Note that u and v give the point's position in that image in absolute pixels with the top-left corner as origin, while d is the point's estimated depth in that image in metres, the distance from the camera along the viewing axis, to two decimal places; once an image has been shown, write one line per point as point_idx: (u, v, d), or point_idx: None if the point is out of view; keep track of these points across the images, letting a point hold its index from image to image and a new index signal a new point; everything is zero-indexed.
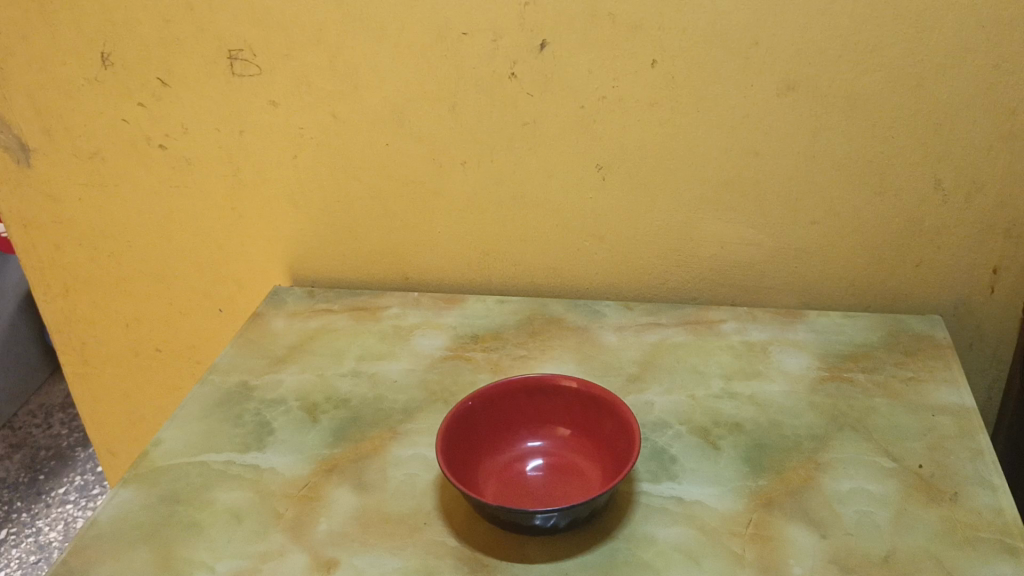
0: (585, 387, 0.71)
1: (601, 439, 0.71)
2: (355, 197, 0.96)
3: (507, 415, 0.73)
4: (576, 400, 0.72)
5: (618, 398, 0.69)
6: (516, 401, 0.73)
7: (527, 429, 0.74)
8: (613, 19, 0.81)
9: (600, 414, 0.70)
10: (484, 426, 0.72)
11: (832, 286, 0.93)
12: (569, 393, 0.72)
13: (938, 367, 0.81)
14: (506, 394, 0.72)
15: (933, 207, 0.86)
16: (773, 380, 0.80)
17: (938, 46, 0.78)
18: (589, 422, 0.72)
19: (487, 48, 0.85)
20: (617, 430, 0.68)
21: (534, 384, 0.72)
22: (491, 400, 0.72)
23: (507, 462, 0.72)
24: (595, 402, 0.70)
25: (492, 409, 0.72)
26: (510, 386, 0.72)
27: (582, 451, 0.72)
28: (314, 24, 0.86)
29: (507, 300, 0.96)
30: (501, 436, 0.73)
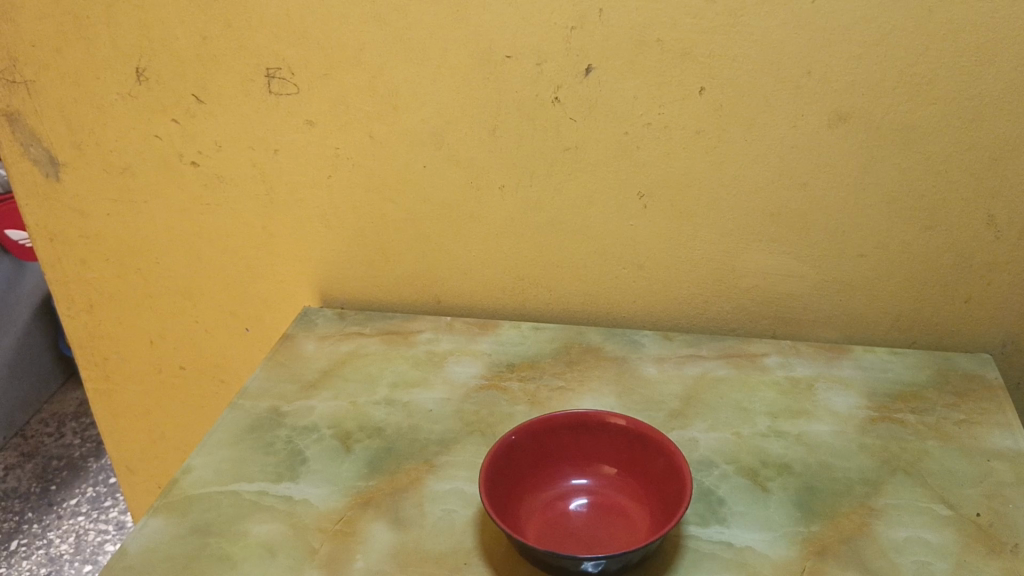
0: (633, 425, 0.69)
1: (648, 479, 0.69)
2: (389, 218, 0.95)
3: (551, 451, 0.71)
4: (623, 438, 0.70)
5: (668, 437, 0.67)
6: (560, 437, 0.71)
7: (571, 466, 0.72)
8: (661, 46, 0.79)
9: (648, 454, 0.68)
10: (528, 463, 0.70)
11: (876, 321, 0.91)
12: (617, 430, 0.70)
13: (991, 409, 0.78)
14: (551, 430, 0.70)
15: (984, 243, 0.84)
16: (821, 420, 0.78)
17: (996, 81, 0.76)
18: (636, 461, 0.70)
19: (531, 73, 0.83)
20: (666, 471, 0.66)
21: (581, 420, 0.70)
22: (536, 434, 0.70)
23: (550, 499, 0.70)
24: (644, 441, 0.68)
25: (536, 445, 0.70)
26: (555, 421, 0.70)
27: (628, 492, 0.70)
28: (354, 44, 0.84)
29: (542, 328, 0.94)
30: (544, 472, 0.71)
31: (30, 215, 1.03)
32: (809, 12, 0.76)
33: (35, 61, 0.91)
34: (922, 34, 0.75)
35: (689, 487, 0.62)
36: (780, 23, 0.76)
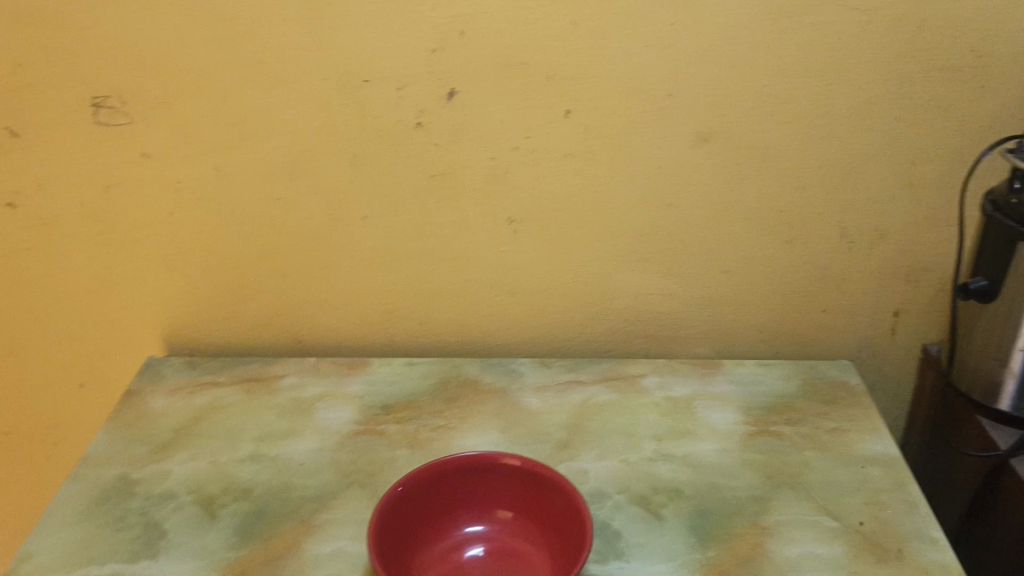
0: (527, 464, 0.66)
1: (546, 520, 0.66)
2: (243, 254, 0.88)
3: (443, 498, 0.67)
4: (517, 478, 0.67)
5: (564, 476, 0.64)
6: (451, 483, 0.67)
7: (464, 512, 0.68)
8: (525, 69, 0.77)
9: (544, 493, 0.66)
10: (420, 514, 0.66)
11: (743, 334, 0.93)
12: (511, 471, 0.67)
13: (859, 416, 0.81)
14: (441, 476, 0.66)
15: (840, 255, 0.88)
16: (704, 439, 0.78)
17: (845, 100, 0.79)
18: (530, 502, 0.67)
19: (392, 98, 0.79)
20: (564, 512, 0.64)
21: (472, 463, 0.67)
22: (426, 482, 0.65)
23: (444, 551, 0.66)
24: (539, 481, 0.66)
25: (427, 494, 0.66)
26: (445, 467, 0.66)
27: (525, 534, 0.67)
28: (195, 70, 0.78)
29: (415, 363, 0.90)
30: (437, 523, 0.67)
31: None
32: (670, 34, 0.76)
33: None
34: (777, 55, 0.76)
35: (589, 530, 0.59)
36: (641, 46, 0.76)
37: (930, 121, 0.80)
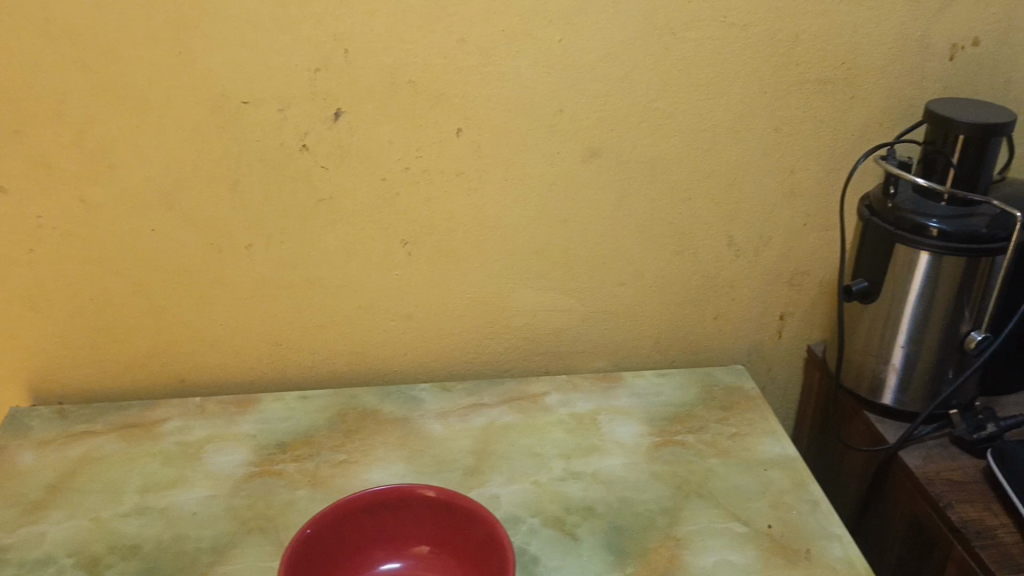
0: (442, 494, 0.64)
1: (465, 551, 0.64)
2: (114, 291, 0.83)
3: (356, 538, 0.64)
4: (431, 509, 0.65)
5: (480, 503, 0.62)
6: (363, 520, 0.64)
7: (379, 550, 0.65)
8: (413, 87, 0.75)
9: (461, 523, 0.64)
10: (332, 556, 0.62)
11: (639, 346, 0.94)
12: (425, 502, 0.65)
13: (756, 419, 0.83)
14: (353, 514, 0.63)
15: (728, 263, 0.90)
16: (611, 453, 0.78)
17: (728, 113, 0.81)
18: (447, 533, 0.65)
19: (273, 119, 0.75)
20: (483, 541, 0.62)
21: (384, 498, 0.64)
22: (337, 522, 0.62)
23: None
24: (455, 511, 0.64)
25: (338, 535, 0.63)
26: (356, 505, 0.63)
27: (444, 568, 0.65)
28: (52, 95, 0.72)
29: (310, 396, 0.86)
30: (351, 565, 0.64)
31: None
32: (556, 51, 0.75)
33: None
34: (662, 70, 0.78)
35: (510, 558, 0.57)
36: (529, 62, 0.76)
37: (806, 131, 0.83)
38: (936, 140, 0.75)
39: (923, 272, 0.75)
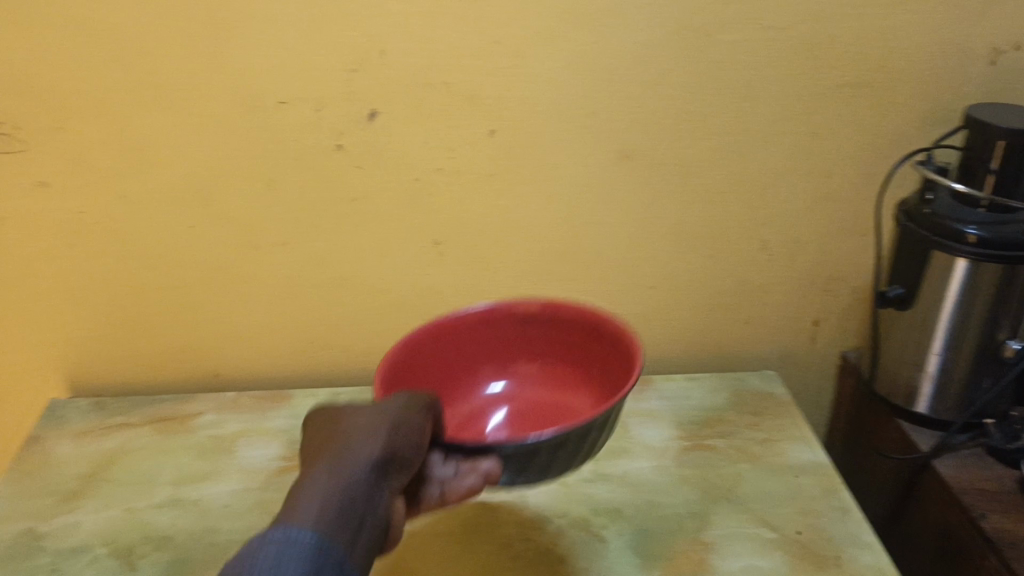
0: (545, 308, 0.72)
1: (573, 358, 0.73)
2: (151, 286, 0.84)
3: (464, 355, 0.73)
4: (530, 324, 0.73)
5: (585, 314, 0.70)
6: (472, 337, 0.73)
7: (489, 365, 0.75)
8: (448, 88, 0.76)
9: (561, 322, 0.72)
10: (443, 374, 0.72)
11: (669, 349, 0.94)
12: (525, 318, 0.73)
13: (787, 425, 0.82)
14: (459, 332, 0.72)
15: (760, 268, 0.89)
16: (640, 456, 0.78)
17: (762, 116, 0.80)
18: (549, 339, 0.74)
19: (309, 119, 0.76)
20: (594, 337, 0.71)
21: (487, 320, 0.72)
22: (444, 341, 0.71)
23: (477, 405, 0.73)
24: (558, 313, 0.72)
25: (448, 356, 0.72)
26: (461, 323, 0.71)
27: (552, 380, 0.75)
28: (94, 93, 0.73)
29: (341, 394, 0.87)
30: (462, 382, 0.73)
31: None
32: (590, 53, 0.75)
33: None
34: (696, 72, 0.77)
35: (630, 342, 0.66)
36: (563, 64, 0.76)
37: (842, 135, 0.82)
38: (972, 147, 0.74)
39: (960, 280, 0.74)
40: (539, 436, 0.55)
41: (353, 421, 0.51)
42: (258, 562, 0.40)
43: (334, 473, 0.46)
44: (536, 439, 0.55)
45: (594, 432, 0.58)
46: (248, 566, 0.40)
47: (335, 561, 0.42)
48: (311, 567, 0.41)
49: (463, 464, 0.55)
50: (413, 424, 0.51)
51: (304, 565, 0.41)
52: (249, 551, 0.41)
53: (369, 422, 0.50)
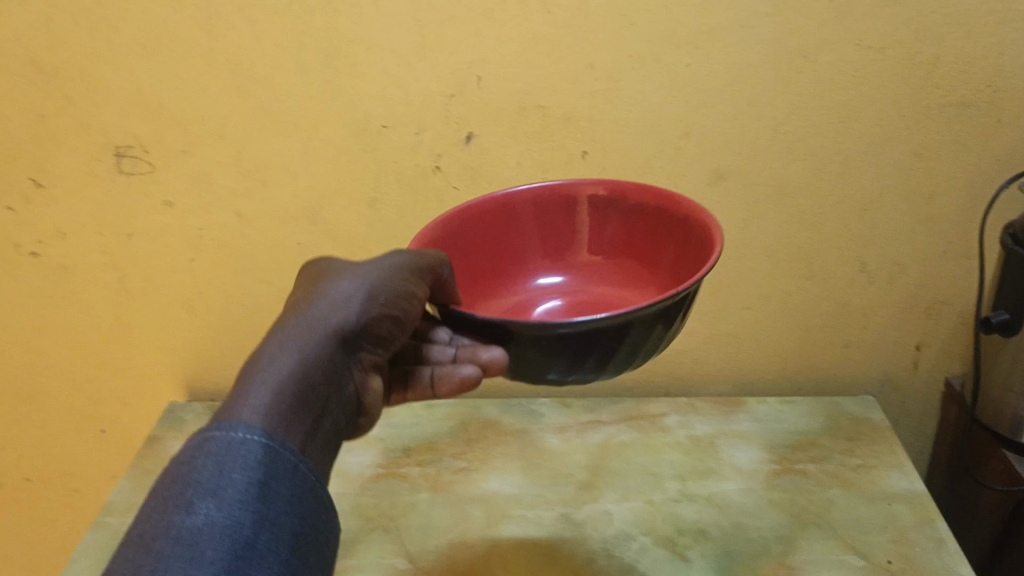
0: (613, 187, 0.64)
1: (640, 253, 0.65)
2: (263, 298, 0.90)
3: (517, 235, 0.66)
4: (594, 208, 0.66)
5: (660, 199, 0.63)
6: (526, 218, 0.66)
7: (544, 254, 0.67)
8: (542, 111, 0.78)
9: (630, 209, 0.65)
10: (492, 254, 0.65)
11: (762, 370, 0.94)
12: (589, 204, 0.66)
13: (883, 452, 0.80)
14: (513, 208, 0.65)
15: (859, 289, 0.88)
16: (728, 478, 0.78)
17: (860, 136, 0.79)
18: (617, 227, 0.66)
19: (410, 142, 0.80)
20: (668, 225, 0.63)
21: (546, 201, 0.65)
22: (494, 215, 0.65)
23: (522, 296, 0.66)
24: (628, 199, 0.64)
25: (499, 236, 0.65)
26: (515, 198, 0.65)
27: (613, 280, 0.67)
28: (215, 118, 0.79)
29: (436, 405, 0.90)
30: (511, 266, 0.66)
31: None
32: (683, 75, 0.76)
33: None
34: (792, 93, 0.77)
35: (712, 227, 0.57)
36: (656, 87, 0.77)
37: (946, 156, 0.80)
38: None
39: None
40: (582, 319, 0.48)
41: (319, 295, 0.52)
42: (202, 469, 0.41)
43: (293, 354, 0.47)
44: (576, 324, 0.48)
45: (651, 323, 0.51)
46: (188, 475, 0.41)
47: (280, 464, 0.43)
48: (258, 472, 0.42)
49: (461, 351, 0.54)
50: (391, 295, 0.51)
51: (248, 473, 0.42)
52: (196, 450, 0.42)
53: (341, 293, 0.51)
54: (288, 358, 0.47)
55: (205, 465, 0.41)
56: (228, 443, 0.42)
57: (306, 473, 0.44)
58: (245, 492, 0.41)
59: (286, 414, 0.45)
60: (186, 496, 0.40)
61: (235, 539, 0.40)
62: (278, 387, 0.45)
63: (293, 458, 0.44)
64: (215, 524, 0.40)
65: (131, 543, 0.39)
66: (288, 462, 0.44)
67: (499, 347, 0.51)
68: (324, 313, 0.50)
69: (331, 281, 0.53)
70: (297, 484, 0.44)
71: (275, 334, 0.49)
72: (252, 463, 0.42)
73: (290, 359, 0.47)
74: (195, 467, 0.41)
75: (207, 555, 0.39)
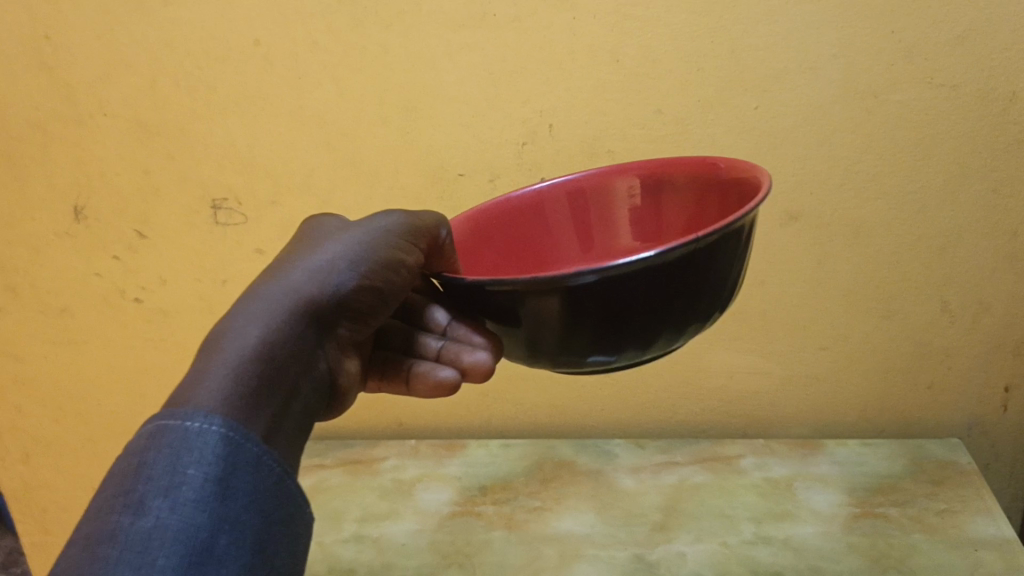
0: (650, 171, 0.61)
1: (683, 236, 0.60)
2: None
3: (551, 231, 0.64)
4: (631, 195, 0.62)
5: (697, 170, 0.58)
6: (560, 214, 0.64)
7: (583, 253, 0.64)
8: (612, 157, 0.80)
9: (672, 190, 0.60)
10: (525, 251, 0.64)
11: (843, 412, 0.92)
12: (623, 192, 0.63)
13: (970, 497, 0.78)
14: (543, 204, 0.64)
15: (941, 329, 0.86)
16: (805, 521, 0.77)
17: (936, 174, 0.78)
18: (661, 214, 0.61)
19: (485, 190, 0.83)
20: (706, 197, 0.58)
21: (582, 195, 0.64)
22: (523, 212, 0.63)
23: None
24: (663, 180, 0.61)
25: (535, 232, 0.64)
26: (543, 194, 0.64)
27: None
28: (302, 171, 0.84)
29: (511, 445, 0.92)
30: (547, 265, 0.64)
31: None
32: (752, 118, 0.77)
33: None
34: (862, 133, 0.77)
35: (752, 180, 0.52)
36: (724, 130, 0.78)
37: None
38: None
39: None
40: (605, 263, 0.41)
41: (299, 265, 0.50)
42: (154, 463, 0.38)
43: (261, 326, 0.46)
44: (598, 271, 0.41)
45: (687, 274, 0.43)
46: (144, 469, 0.38)
47: (243, 454, 0.40)
48: (216, 466, 0.39)
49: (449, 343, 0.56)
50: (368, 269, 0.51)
51: (206, 468, 0.39)
52: (148, 440, 0.39)
53: (316, 264, 0.50)
54: (254, 330, 0.45)
55: (160, 459, 0.39)
56: (183, 432, 0.39)
57: (272, 461, 0.42)
58: (201, 491, 0.38)
59: (250, 393, 0.43)
60: (136, 496, 0.38)
61: (192, 544, 0.37)
62: (243, 360, 0.44)
63: (257, 447, 0.41)
64: (167, 529, 0.37)
65: (76, 549, 0.36)
66: (251, 454, 0.41)
67: (484, 350, 0.53)
68: (296, 282, 0.49)
69: (306, 252, 0.52)
70: (261, 477, 0.41)
71: (243, 304, 0.47)
72: (210, 455, 0.39)
73: (257, 330, 0.45)
74: (148, 460, 0.39)
75: (157, 563, 0.36)
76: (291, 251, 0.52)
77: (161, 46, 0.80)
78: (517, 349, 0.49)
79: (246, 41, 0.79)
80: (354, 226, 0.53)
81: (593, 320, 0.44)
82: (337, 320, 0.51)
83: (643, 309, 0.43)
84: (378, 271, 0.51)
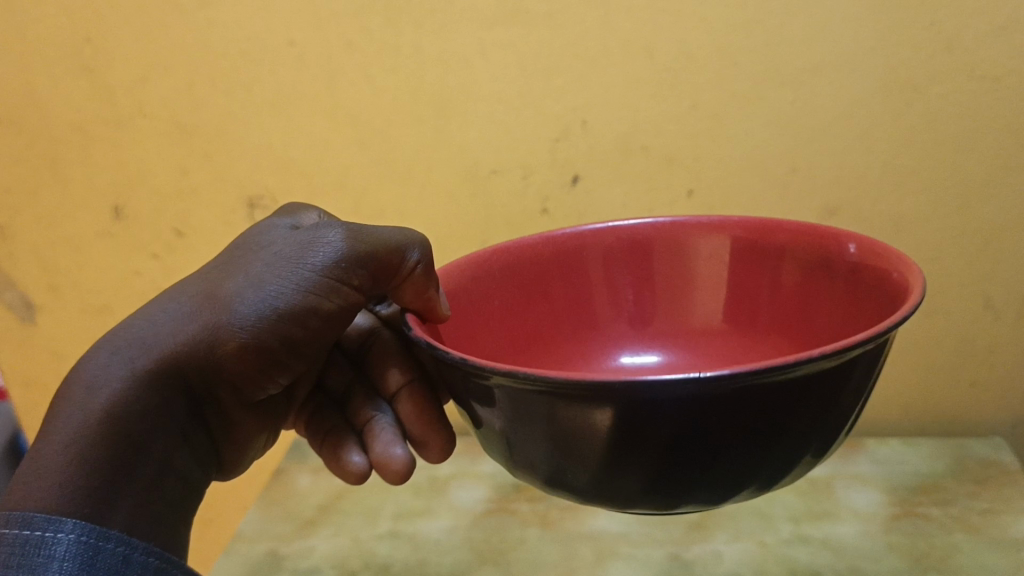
0: (752, 238, 0.58)
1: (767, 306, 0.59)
2: None
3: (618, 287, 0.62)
4: (713, 256, 0.61)
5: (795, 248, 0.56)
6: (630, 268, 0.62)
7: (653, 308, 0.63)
8: (648, 152, 0.79)
9: (782, 267, 0.58)
10: (587, 305, 0.62)
11: (882, 411, 0.90)
12: (704, 252, 0.61)
13: (1014, 496, 0.76)
14: (615, 259, 0.62)
15: (984, 326, 0.84)
16: (844, 520, 0.75)
17: (978, 167, 0.76)
18: (742, 279, 0.60)
19: (519, 186, 0.82)
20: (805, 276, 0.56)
21: (661, 248, 0.62)
22: (589, 265, 0.62)
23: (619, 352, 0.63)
24: (756, 248, 0.58)
25: (614, 281, 0.62)
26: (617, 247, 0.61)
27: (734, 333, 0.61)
28: (337, 169, 0.85)
29: None
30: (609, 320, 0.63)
31: (24, 360, 1.04)
32: (790, 111, 0.76)
33: (27, 203, 0.93)
34: (903, 126, 0.75)
35: (889, 276, 0.48)
36: (761, 125, 0.77)
37: None
38: None
39: None
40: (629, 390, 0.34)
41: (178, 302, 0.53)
42: None
43: (112, 388, 0.48)
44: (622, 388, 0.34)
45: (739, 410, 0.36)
46: None
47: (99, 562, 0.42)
48: None
49: (384, 435, 0.62)
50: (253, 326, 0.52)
51: None
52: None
53: (192, 311, 0.52)
54: (104, 393, 0.48)
55: None
56: (32, 546, 0.41)
57: (143, 556, 0.44)
58: None
59: (93, 473, 0.46)
60: None
61: None
62: (84, 432, 0.46)
63: (119, 546, 0.43)
64: None
65: None
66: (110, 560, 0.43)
67: (402, 450, 0.60)
68: (161, 334, 0.51)
69: (192, 288, 0.53)
70: None
71: (100, 351, 0.50)
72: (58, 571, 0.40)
73: (106, 395, 0.48)
74: None
75: None
76: (184, 283, 0.55)
77: (198, 47, 0.81)
78: (490, 435, 0.45)
79: (281, 42, 0.80)
80: (253, 264, 0.54)
81: (593, 436, 0.38)
82: (217, 368, 0.54)
83: (665, 442, 0.37)
84: (266, 331, 0.53)
